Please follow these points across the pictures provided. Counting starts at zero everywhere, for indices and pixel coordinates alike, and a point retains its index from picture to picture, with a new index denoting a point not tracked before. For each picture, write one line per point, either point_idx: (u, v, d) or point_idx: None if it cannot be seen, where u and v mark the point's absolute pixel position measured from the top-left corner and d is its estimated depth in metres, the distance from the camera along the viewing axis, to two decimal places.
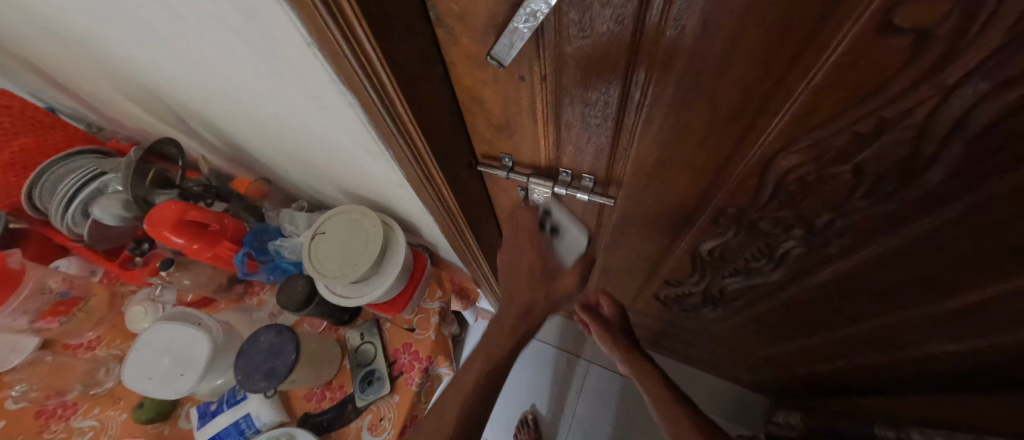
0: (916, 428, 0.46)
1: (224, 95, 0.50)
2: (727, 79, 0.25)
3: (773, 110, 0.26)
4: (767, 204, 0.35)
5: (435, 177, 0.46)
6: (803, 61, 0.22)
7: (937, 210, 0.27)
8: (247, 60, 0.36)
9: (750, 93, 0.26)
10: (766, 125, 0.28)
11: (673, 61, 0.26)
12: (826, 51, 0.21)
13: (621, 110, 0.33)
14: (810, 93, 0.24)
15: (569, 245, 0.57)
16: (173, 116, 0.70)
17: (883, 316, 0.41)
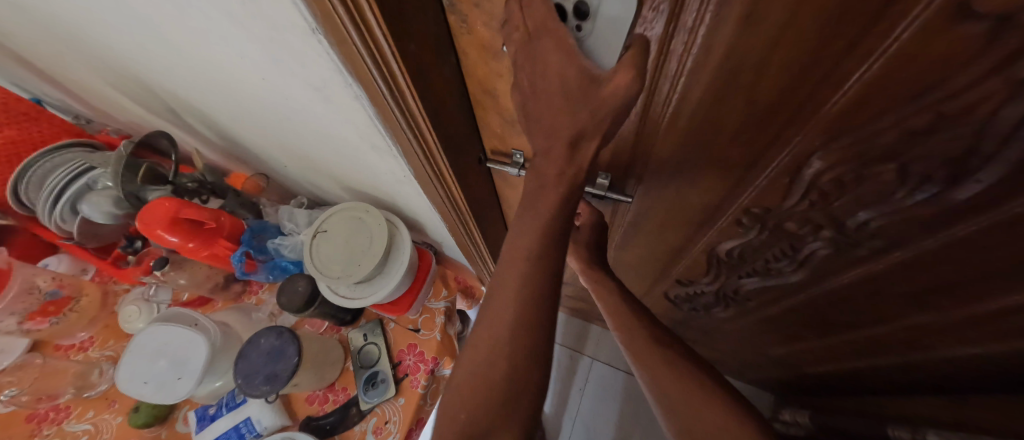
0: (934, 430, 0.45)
1: (221, 88, 0.47)
2: (770, 71, 0.23)
3: (816, 104, 0.24)
4: (796, 205, 0.34)
5: (444, 173, 0.44)
6: (854, 52, 0.20)
7: (979, 216, 0.25)
8: (246, 49, 0.34)
9: (791, 85, 0.24)
10: (807, 120, 0.26)
11: (709, 53, 0.24)
12: (886, 39, 0.18)
13: (646, 105, 0.31)
14: (860, 87, 0.22)
15: (604, 43, 0.28)
16: (166, 108, 0.67)
17: (903, 320, 0.40)
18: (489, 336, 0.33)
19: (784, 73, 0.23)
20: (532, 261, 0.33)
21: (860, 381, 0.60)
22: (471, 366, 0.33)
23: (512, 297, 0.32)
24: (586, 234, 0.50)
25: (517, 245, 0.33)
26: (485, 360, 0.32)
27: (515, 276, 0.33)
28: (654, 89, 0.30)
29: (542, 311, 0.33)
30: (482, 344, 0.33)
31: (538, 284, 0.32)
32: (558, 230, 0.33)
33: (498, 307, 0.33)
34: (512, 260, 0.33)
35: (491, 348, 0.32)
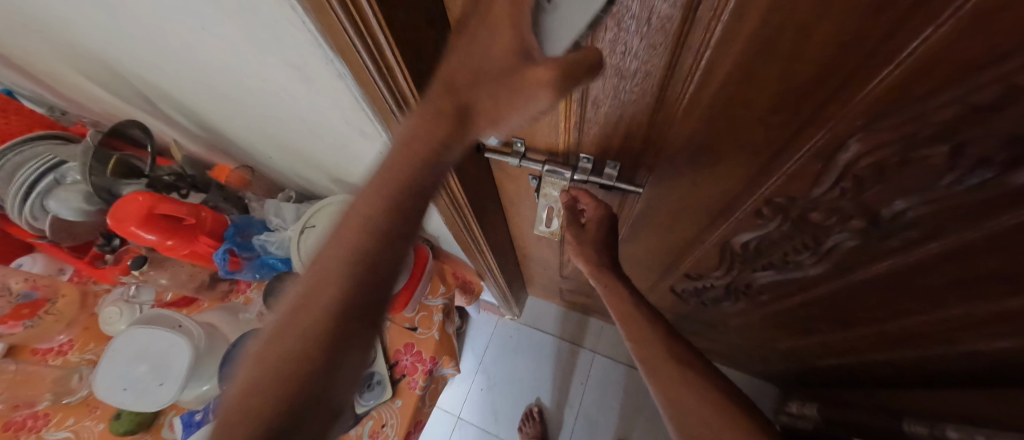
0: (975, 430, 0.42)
1: (193, 71, 0.44)
2: (811, 43, 0.20)
3: (864, 78, 0.21)
4: (825, 193, 0.31)
5: (440, 162, 0.40)
6: (912, 22, 0.16)
7: None
8: (213, 22, 0.30)
9: (835, 58, 0.20)
10: (850, 96, 0.22)
11: (741, 23, 0.20)
12: (948, 9, 0.15)
13: (663, 86, 0.28)
14: (917, 59, 0.18)
15: (564, 27, 0.22)
16: (140, 96, 0.63)
17: (927, 314, 0.38)
18: (304, 308, 0.28)
19: (829, 43, 0.20)
20: (371, 237, 0.29)
21: (872, 374, 0.60)
22: (276, 340, 0.28)
23: (340, 271, 0.29)
24: (591, 227, 0.47)
25: (354, 210, 0.29)
26: (296, 332, 0.28)
27: (352, 248, 0.29)
28: (673, 66, 0.26)
29: (377, 290, 0.29)
30: (295, 315, 0.28)
31: (373, 260, 0.29)
32: (409, 204, 0.29)
33: (317, 275, 0.29)
34: (346, 228, 0.29)
35: (303, 319, 0.28)
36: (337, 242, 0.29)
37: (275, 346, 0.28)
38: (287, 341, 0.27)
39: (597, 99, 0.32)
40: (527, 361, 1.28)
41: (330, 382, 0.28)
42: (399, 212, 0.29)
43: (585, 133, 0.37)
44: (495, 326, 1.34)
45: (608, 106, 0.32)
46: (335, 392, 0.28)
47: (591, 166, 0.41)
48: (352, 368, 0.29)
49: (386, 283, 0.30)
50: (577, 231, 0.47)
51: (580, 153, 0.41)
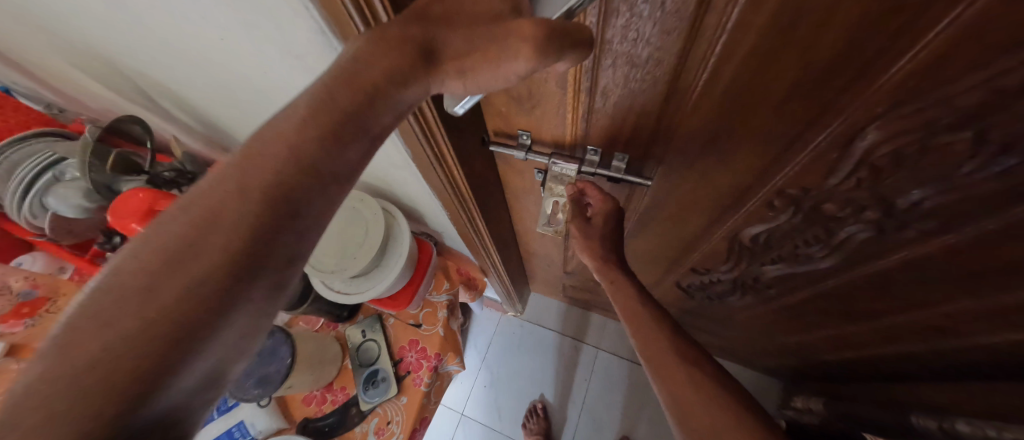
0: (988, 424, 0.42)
1: (190, 63, 0.43)
2: (830, 27, 0.19)
3: (883, 64, 0.20)
4: (840, 183, 0.30)
5: (446, 156, 0.39)
6: (938, 5, 0.16)
7: None
8: (214, 14, 0.30)
9: (859, 40, 0.19)
10: (868, 83, 0.22)
11: (756, 8, 0.19)
12: None
13: (674, 75, 0.27)
14: (940, 43, 0.18)
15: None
16: (139, 92, 0.62)
17: (939, 306, 0.38)
18: (162, 264, 0.21)
19: (853, 25, 0.19)
20: (284, 186, 0.24)
21: (879, 367, 0.60)
22: (109, 306, 0.20)
23: (232, 220, 0.22)
24: (599, 221, 0.46)
25: (260, 146, 0.24)
26: (147, 296, 0.20)
27: (250, 192, 0.23)
28: (687, 53, 0.25)
29: (282, 248, 0.24)
30: (147, 272, 0.21)
31: (280, 212, 0.24)
32: (337, 151, 0.25)
33: (190, 221, 0.22)
34: (245, 167, 0.23)
35: (163, 280, 0.21)
36: (232, 179, 0.23)
37: (107, 316, 0.20)
38: (133, 308, 0.20)
39: (606, 88, 0.31)
40: (531, 358, 1.28)
41: (194, 367, 0.22)
42: (325, 160, 0.24)
43: (593, 124, 0.37)
44: (499, 323, 1.34)
45: (618, 96, 0.31)
46: (198, 377, 0.22)
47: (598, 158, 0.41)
48: (229, 347, 0.23)
49: (296, 242, 0.25)
50: (583, 225, 0.47)
51: (587, 145, 0.40)
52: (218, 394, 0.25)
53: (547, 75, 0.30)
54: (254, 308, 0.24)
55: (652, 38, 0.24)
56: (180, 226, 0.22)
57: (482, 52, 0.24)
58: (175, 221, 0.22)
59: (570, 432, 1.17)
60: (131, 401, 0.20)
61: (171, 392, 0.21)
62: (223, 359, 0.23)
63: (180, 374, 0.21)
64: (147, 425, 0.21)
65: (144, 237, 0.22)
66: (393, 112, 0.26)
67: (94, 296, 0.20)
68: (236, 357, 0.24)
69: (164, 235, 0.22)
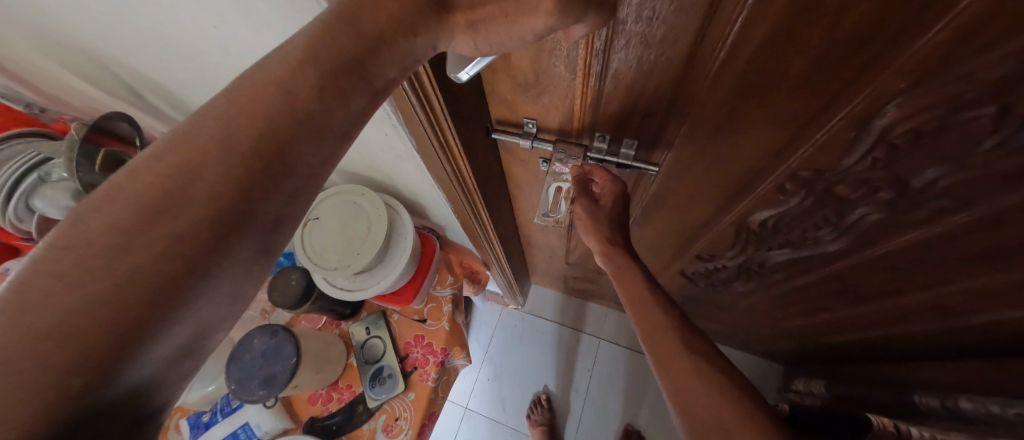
0: (1005, 404, 0.42)
1: (178, 52, 0.41)
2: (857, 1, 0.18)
3: (911, 38, 0.19)
4: (855, 164, 0.30)
5: (451, 145, 0.37)
6: None
7: None
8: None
9: (883, 17, 0.19)
10: (894, 57, 0.21)
11: None
12: None
13: (690, 55, 0.26)
14: (970, 16, 0.17)
15: None
16: (123, 88, 0.60)
17: (948, 286, 0.38)
18: (130, 223, 0.20)
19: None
20: (272, 144, 0.23)
21: (885, 349, 0.61)
22: (71, 266, 0.19)
23: (213, 178, 0.22)
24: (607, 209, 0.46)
25: (242, 100, 0.22)
26: (117, 257, 0.20)
27: (230, 151, 0.22)
28: (704, 32, 0.24)
29: (265, 210, 0.24)
30: (115, 232, 0.20)
31: (264, 175, 0.23)
32: (329, 110, 0.24)
33: (159, 178, 0.21)
34: (223, 122, 0.22)
35: (133, 240, 0.20)
36: (214, 126, 0.22)
37: (71, 277, 0.19)
38: (100, 270, 0.19)
39: (618, 71, 0.30)
40: (534, 350, 1.28)
41: (169, 334, 0.22)
42: (315, 119, 0.24)
43: (603, 108, 0.36)
44: (501, 316, 1.34)
45: (630, 78, 0.30)
46: (172, 344, 0.22)
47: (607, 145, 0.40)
48: (204, 314, 0.24)
49: (282, 201, 0.25)
50: (591, 206, 0.45)
51: (595, 132, 0.40)
52: (190, 360, 0.25)
53: (557, 58, 0.29)
54: (233, 275, 0.24)
55: (667, 17, 0.23)
56: (152, 184, 0.21)
57: (494, 32, 0.23)
58: (143, 175, 0.21)
59: (574, 422, 1.18)
60: (103, 366, 0.20)
61: (144, 358, 0.21)
62: (198, 327, 0.24)
63: (158, 342, 0.21)
64: (119, 389, 0.21)
65: (110, 190, 0.21)
66: (399, 63, 0.25)
67: (51, 254, 0.19)
68: (211, 324, 0.25)
69: (131, 192, 0.21)
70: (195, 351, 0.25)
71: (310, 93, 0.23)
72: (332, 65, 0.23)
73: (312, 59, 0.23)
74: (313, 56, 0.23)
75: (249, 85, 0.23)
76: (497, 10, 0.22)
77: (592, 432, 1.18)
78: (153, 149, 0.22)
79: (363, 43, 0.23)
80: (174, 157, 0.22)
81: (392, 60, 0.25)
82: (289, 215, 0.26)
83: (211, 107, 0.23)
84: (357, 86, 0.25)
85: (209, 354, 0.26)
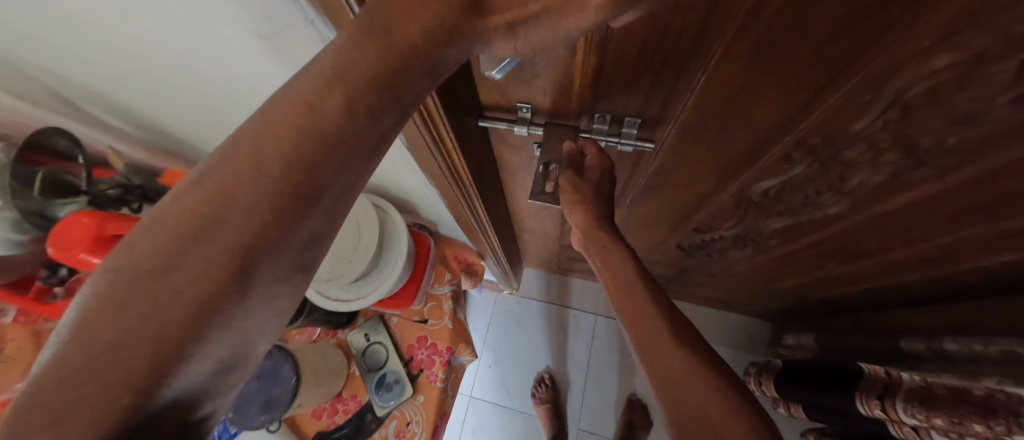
0: (997, 342, 0.45)
1: (113, 52, 0.35)
2: None
3: (934, 0, 0.18)
4: (866, 126, 0.29)
5: (445, 140, 0.35)
6: None
7: None
8: None
9: None
10: (914, 19, 0.19)
11: None
12: None
13: (702, 32, 0.24)
14: None
15: None
16: (52, 97, 0.52)
17: (943, 238, 0.40)
18: (156, 264, 0.19)
19: None
20: (303, 175, 0.21)
21: (874, 299, 0.64)
22: (111, 300, 0.18)
23: (242, 218, 0.20)
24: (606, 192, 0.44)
25: (256, 132, 0.21)
26: (153, 289, 0.19)
27: (262, 175, 0.20)
28: (712, 15, 0.22)
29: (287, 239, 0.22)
30: (161, 258, 0.19)
31: (296, 202, 0.22)
32: (358, 130, 0.22)
33: (184, 221, 0.20)
34: (255, 147, 0.20)
35: (176, 264, 0.19)
36: (244, 154, 0.20)
37: (111, 302, 0.18)
38: (137, 301, 0.19)
39: (620, 47, 0.28)
40: (533, 332, 1.29)
41: (201, 361, 0.21)
42: (345, 148, 0.22)
43: (606, 91, 0.34)
44: (496, 303, 1.33)
45: (630, 57, 0.29)
46: (207, 365, 0.22)
47: (608, 126, 0.39)
48: (243, 331, 0.23)
49: (312, 224, 0.23)
50: (599, 190, 0.43)
51: (594, 112, 0.38)
52: (234, 372, 0.24)
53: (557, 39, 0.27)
54: (264, 304, 0.24)
55: (681, 1, 0.22)
56: (179, 227, 0.20)
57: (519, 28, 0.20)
58: (172, 215, 0.20)
59: (579, 397, 1.22)
60: (144, 390, 0.19)
61: (183, 375, 0.21)
62: (233, 352, 0.23)
63: (194, 362, 0.21)
64: (163, 401, 0.20)
65: (145, 225, 0.20)
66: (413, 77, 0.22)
67: (105, 276, 0.19)
68: (251, 338, 0.24)
69: (154, 238, 0.19)
70: (240, 364, 0.25)
71: (336, 115, 0.21)
72: (345, 90, 0.21)
73: (306, 76, 0.21)
74: (322, 83, 0.20)
75: (264, 118, 0.21)
76: (529, 17, 0.20)
77: (597, 404, 1.21)
78: (172, 190, 0.20)
79: (356, 43, 0.20)
80: (194, 199, 0.20)
81: (410, 81, 0.22)
82: (321, 235, 0.25)
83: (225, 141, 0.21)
84: (382, 109, 0.22)
85: (248, 376, 0.26)
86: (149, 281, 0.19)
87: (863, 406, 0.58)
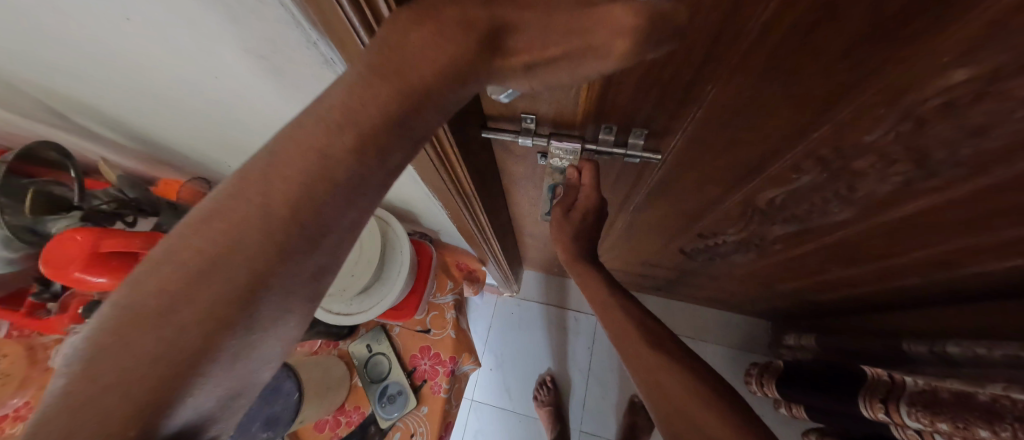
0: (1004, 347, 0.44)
1: (106, 68, 0.34)
2: None
3: (953, 20, 0.17)
4: (876, 139, 0.29)
5: (449, 153, 0.35)
6: None
7: None
8: (136, 11, 0.23)
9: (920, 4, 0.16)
10: (931, 37, 0.18)
11: None
12: None
13: (710, 48, 0.24)
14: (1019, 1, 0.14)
15: None
16: (45, 111, 0.51)
17: (949, 245, 0.39)
18: (163, 302, 0.18)
19: None
20: (307, 204, 0.21)
21: (876, 302, 0.64)
22: (122, 333, 0.18)
23: (246, 250, 0.20)
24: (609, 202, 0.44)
25: (271, 164, 0.20)
26: (162, 324, 0.18)
27: (268, 210, 0.20)
28: (723, 31, 0.22)
29: (293, 273, 0.21)
30: (170, 294, 0.19)
31: (302, 232, 0.21)
32: (365, 155, 0.21)
33: (193, 256, 0.19)
34: (263, 184, 0.20)
35: (182, 301, 0.19)
36: (250, 187, 0.20)
37: (122, 335, 0.18)
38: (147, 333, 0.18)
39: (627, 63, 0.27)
40: (534, 334, 1.29)
41: (206, 392, 0.20)
42: (353, 178, 0.21)
43: (612, 104, 0.34)
44: (497, 306, 1.33)
45: (637, 72, 0.28)
46: (216, 392, 0.21)
47: (614, 137, 0.38)
48: (256, 356, 0.22)
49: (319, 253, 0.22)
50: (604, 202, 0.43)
51: (600, 124, 0.37)
52: (241, 400, 0.23)
53: None
54: (279, 328, 0.22)
55: (688, 18, 0.21)
56: (186, 263, 0.19)
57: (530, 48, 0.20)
58: (183, 251, 0.19)
59: (581, 398, 1.22)
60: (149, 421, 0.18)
61: (192, 401, 0.20)
62: (238, 380, 0.22)
63: (204, 387, 0.20)
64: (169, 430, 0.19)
65: (153, 261, 0.19)
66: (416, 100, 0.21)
67: (120, 308, 0.18)
68: (262, 364, 0.23)
69: (158, 274, 0.19)
70: (247, 392, 0.23)
71: (347, 143, 0.21)
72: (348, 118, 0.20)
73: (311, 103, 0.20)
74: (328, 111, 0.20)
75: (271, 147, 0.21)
76: None
77: (599, 406, 1.21)
78: (184, 223, 0.20)
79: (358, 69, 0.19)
80: (206, 234, 0.19)
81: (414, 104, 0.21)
82: (331, 263, 0.24)
83: (238, 174, 0.21)
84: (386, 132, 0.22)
85: (255, 399, 0.25)
86: (162, 312, 0.18)
87: (867, 409, 0.58)
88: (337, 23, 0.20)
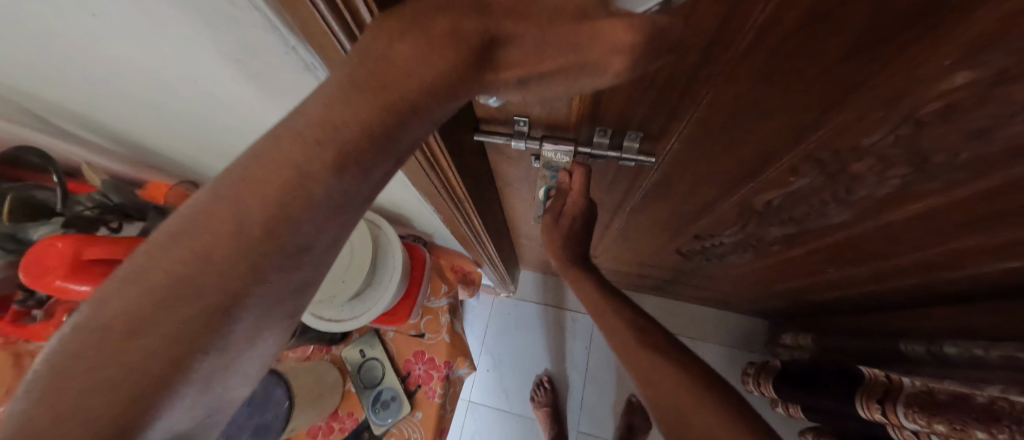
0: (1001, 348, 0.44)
1: (80, 71, 0.33)
2: None
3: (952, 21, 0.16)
4: (876, 141, 0.28)
5: (439, 157, 0.34)
6: None
7: None
8: (100, 11, 0.22)
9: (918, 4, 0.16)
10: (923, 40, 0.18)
11: None
12: None
13: (704, 48, 0.23)
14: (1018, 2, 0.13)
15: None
16: (25, 115, 0.50)
17: (948, 246, 0.39)
18: (122, 324, 0.18)
19: None
20: (283, 218, 0.20)
21: (874, 302, 0.64)
22: (83, 356, 0.17)
23: (220, 264, 0.19)
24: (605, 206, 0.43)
25: (244, 176, 0.19)
26: (131, 344, 0.18)
27: (241, 227, 0.19)
28: (718, 31, 0.21)
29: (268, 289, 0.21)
30: (135, 311, 0.18)
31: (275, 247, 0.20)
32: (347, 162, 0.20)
33: (158, 272, 0.18)
34: (235, 200, 0.19)
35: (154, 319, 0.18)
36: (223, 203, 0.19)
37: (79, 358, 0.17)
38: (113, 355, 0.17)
39: None
40: (532, 334, 1.28)
41: (183, 403, 0.20)
42: (335, 191, 0.21)
43: (607, 106, 0.33)
44: (494, 306, 1.32)
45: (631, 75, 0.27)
46: (187, 414, 0.21)
47: (609, 140, 0.38)
48: (224, 375, 0.22)
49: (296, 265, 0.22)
50: None
51: (594, 126, 0.37)
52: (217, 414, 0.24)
53: None
54: (246, 341, 0.23)
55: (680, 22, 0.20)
56: (150, 280, 0.18)
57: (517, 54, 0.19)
58: (153, 267, 0.18)
59: (578, 398, 1.22)
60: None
61: (163, 426, 0.20)
62: (214, 392, 0.22)
63: (171, 412, 0.20)
64: None
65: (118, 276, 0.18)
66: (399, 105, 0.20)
67: (78, 332, 0.17)
68: (233, 380, 0.24)
69: (121, 292, 0.18)
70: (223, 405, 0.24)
71: (325, 152, 0.20)
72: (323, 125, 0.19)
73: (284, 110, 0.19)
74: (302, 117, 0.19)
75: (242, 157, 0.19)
76: None
77: (596, 405, 1.21)
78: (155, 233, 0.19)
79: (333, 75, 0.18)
80: (173, 249, 0.18)
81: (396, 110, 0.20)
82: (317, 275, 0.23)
83: (209, 185, 0.20)
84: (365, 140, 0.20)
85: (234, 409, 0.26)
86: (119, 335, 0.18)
87: (863, 410, 0.57)
88: (313, 26, 0.19)
